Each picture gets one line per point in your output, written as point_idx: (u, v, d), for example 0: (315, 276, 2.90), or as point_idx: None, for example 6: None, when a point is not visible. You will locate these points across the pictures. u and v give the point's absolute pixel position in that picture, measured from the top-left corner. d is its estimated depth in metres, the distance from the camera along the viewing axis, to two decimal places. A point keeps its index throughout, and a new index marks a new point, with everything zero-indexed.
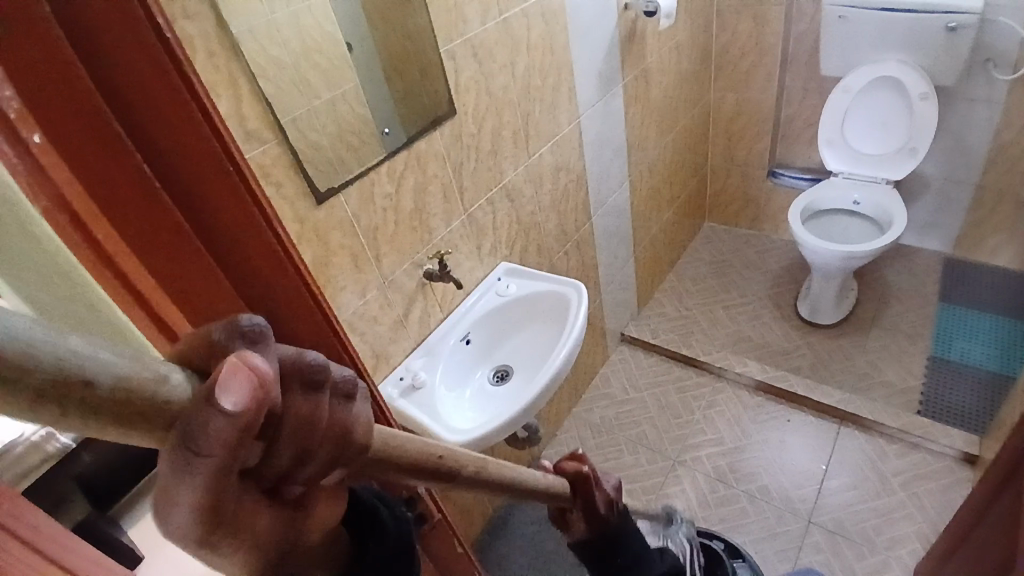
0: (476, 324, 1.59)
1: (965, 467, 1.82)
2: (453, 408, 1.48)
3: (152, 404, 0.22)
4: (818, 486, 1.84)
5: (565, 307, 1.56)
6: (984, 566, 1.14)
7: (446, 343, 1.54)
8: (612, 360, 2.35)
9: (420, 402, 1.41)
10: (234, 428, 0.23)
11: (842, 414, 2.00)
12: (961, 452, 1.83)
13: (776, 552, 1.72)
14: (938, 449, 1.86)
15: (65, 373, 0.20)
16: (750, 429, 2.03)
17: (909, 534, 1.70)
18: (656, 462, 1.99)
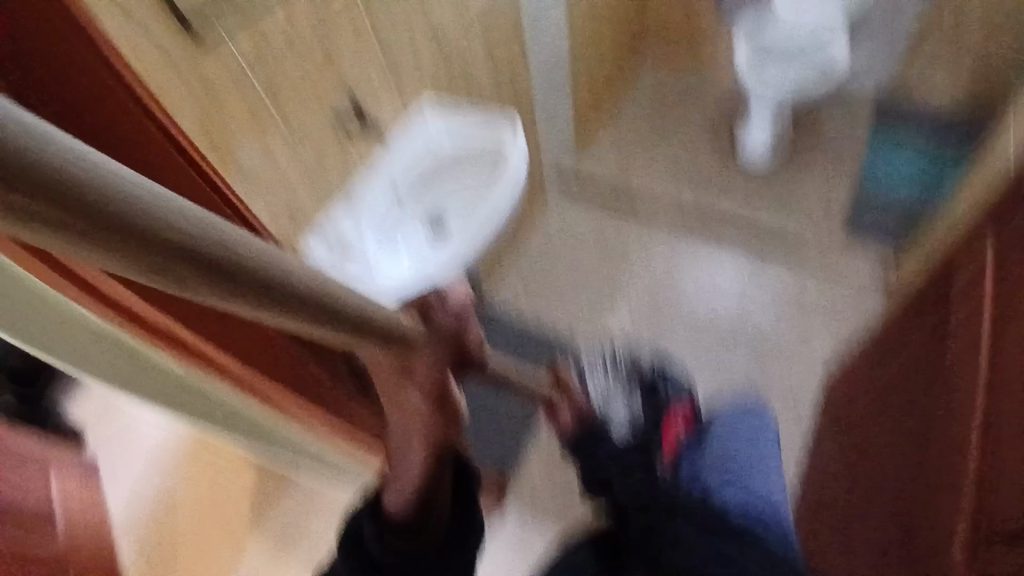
0: (402, 172, 1.45)
1: (880, 286, 1.86)
2: (385, 267, 1.37)
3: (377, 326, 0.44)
4: (745, 314, 1.86)
5: (501, 154, 1.47)
6: (881, 378, 1.24)
7: (372, 193, 1.39)
8: (552, 206, 2.12)
9: (352, 261, 1.31)
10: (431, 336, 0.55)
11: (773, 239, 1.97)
12: (879, 274, 1.87)
13: (701, 366, 1.80)
14: (856, 268, 1.89)
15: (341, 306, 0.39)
16: (685, 260, 1.98)
17: (823, 343, 1.78)
18: (595, 298, 1.93)
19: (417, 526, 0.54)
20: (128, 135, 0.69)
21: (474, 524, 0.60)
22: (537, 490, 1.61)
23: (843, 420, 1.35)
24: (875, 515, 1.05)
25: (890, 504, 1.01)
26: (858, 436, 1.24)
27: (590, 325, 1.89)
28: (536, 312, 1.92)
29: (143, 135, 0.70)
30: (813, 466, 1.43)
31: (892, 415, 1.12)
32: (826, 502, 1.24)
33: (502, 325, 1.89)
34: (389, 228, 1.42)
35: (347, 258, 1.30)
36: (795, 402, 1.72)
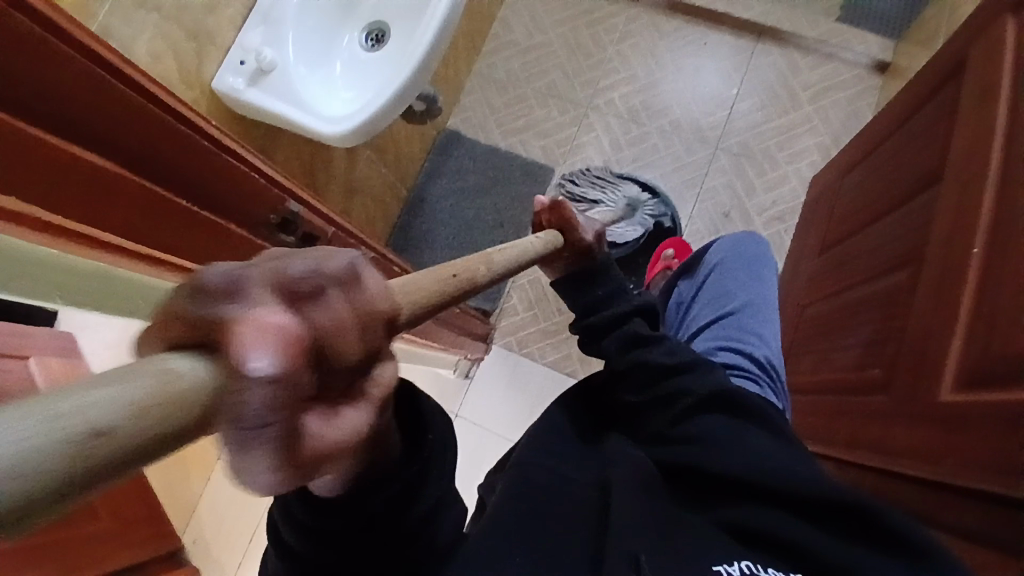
0: None
1: (872, 73, 1.65)
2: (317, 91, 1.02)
3: (184, 430, 0.20)
4: (727, 110, 1.67)
5: None
6: (890, 191, 1.09)
7: None
8: None
9: (269, 91, 0.94)
10: (275, 386, 0.21)
11: (760, 28, 1.69)
12: (873, 60, 1.64)
13: (684, 181, 1.64)
14: (855, 54, 1.65)
15: (139, 452, 0.18)
16: (665, 61, 1.72)
17: (810, 147, 1.63)
18: (568, 113, 1.72)
19: (374, 480, 0.42)
20: (135, 129, 0.50)
21: (441, 444, 0.48)
22: (522, 325, 1.62)
23: (827, 240, 1.30)
24: (849, 334, 1.03)
25: (870, 331, 0.97)
26: (840, 260, 1.20)
27: (565, 147, 1.71)
28: (501, 134, 1.73)
29: (98, 108, 0.47)
30: (789, 286, 1.43)
31: (880, 247, 1.05)
32: (806, 324, 1.24)
33: (474, 150, 1.71)
34: (315, 34, 1.03)
35: (263, 87, 0.94)
36: (774, 202, 1.61)
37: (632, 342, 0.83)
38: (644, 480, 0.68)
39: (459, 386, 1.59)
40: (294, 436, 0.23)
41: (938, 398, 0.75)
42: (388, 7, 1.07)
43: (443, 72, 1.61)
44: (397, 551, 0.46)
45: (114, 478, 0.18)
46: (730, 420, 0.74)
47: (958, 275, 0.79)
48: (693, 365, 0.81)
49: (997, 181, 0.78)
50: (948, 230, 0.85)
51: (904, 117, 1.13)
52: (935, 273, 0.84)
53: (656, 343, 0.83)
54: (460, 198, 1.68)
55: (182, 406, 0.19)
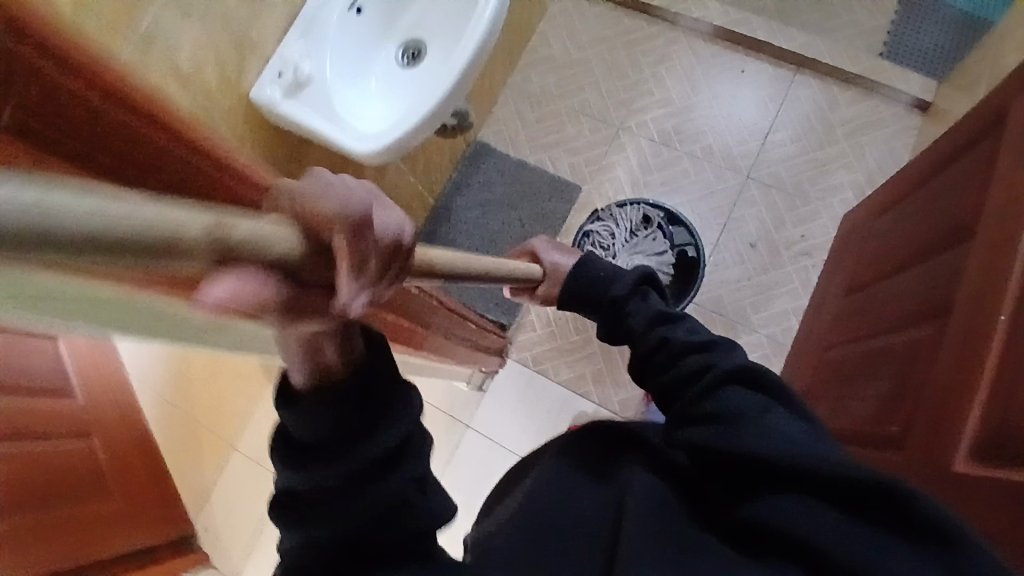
0: None
1: (913, 113, 1.61)
2: (351, 105, 1.03)
3: (209, 240, 0.26)
4: (761, 140, 1.65)
5: None
6: (922, 241, 1.06)
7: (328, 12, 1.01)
8: (551, 14, 1.81)
9: (304, 104, 0.96)
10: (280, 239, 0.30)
11: (801, 60, 1.67)
12: (914, 99, 1.60)
13: (711, 210, 1.63)
14: (896, 92, 1.61)
15: (175, 239, 0.24)
16: (702, 87, 1.70)
17: (843, 184, 1.60)
18: (600, 132, 1.72)
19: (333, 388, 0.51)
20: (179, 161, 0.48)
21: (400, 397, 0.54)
22: (537, 342, 1.63)
23: (854, 282, 1.28)
24: (868, 383, 1.01)
25: (890, 385, 0.94)
26: (865, 305, 1.18)
27: (593, 167, 1.70)
28: (531, 149, 1.73)
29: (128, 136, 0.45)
30: (812, 325, 1.41)
31: (905, 298, 1.03)
32: (826, 367, 1.22)
33: (503, 163, 1.72)
34: (354, 49, 1.04)
35: (298, 98, 0.96)
36: (803, 237, 1.58)
37: (655, 320, 0.88)
38: (658, 497, 0.70)
39: (472, 397, 1.60)
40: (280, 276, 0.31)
41: (949, 467, 0.73)
42: (427, 26, 1.08)
43: (477, 85, 1.62)
44: (356, 477, 0.52)
45: (148, 253, 0.23)
46: (755, 398, 0.72)
47: (982, 342, 0.77)
48: (713, 345, 0.81)
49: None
50: (976, 293, 0.82)
51: (941, 165, 1.10)
52: (959, 334, 0.82)
53: (678, 323, 0.86)
54: (486, 210, 1.69)
55: (205, 226, 0.26)
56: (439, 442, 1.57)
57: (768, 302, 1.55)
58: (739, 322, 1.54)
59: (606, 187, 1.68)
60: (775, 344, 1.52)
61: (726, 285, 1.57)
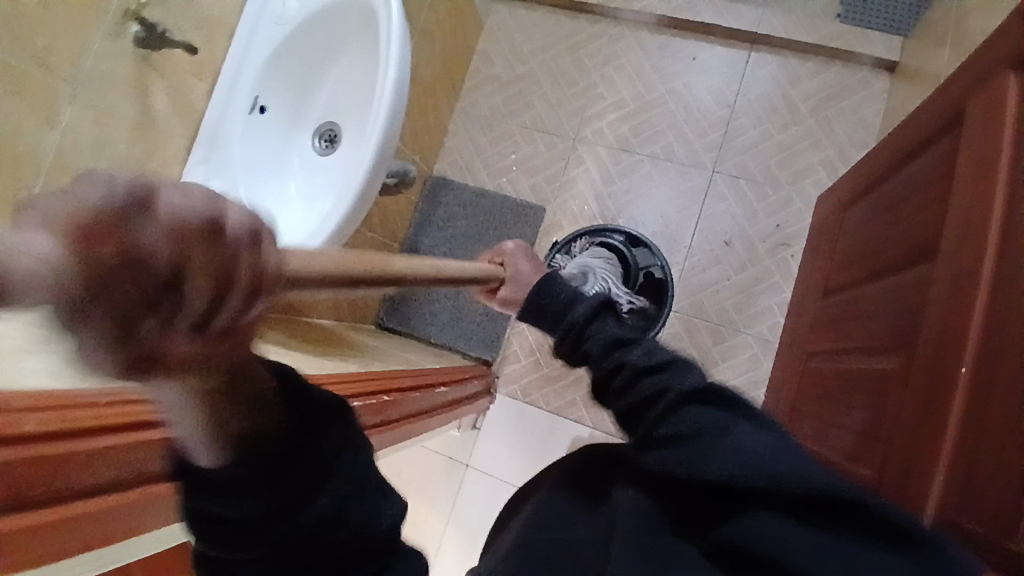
0: (260, 79, 1.01)
1: (877, 77, 1.53)
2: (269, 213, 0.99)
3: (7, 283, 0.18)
4: (723, 130, 1.58)
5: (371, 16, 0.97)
6: (890, 253, 1.01)
7: (229, 124, 0.99)
8: (489, 29, 1.73)
9: None
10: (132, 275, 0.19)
11: (754, 36, 1.57)
12: (879, 62, 1.51)
13: (679, 211, 1.56)
14: (858, 56, 1.52)
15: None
16: (654, 82, 1.62)
17: (815, 163, 1.52)
18: (556, 147, 1.65)
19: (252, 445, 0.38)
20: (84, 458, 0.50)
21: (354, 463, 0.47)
22: (525, 373, 1.61)
23: (830, 283, 1.24)
24: (844, 410, 0.99)
25: (863, 416, 0.92)
26: (839, 313, 1.14)
27: (555, 183, 1.65)
28: (490, 175, 1.68)
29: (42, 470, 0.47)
30: (797, 323, 1.38)
31: (876, 315, 0.99)
32: (808, 379, 1.19)
33: (463, 195, 1.67)
34: (265, 148, 1.02)
35: None
36: (779, 226, 1.52)
37: (610, 346, 0.80)
38: (644, 518, 0.68)
39: (468, 437, 1.60)
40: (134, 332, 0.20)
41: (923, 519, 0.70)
42: (339, 107, 1.04)
43: (421, 125, 1.57)
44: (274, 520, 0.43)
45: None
46: (715, 414, 0.69)
47: (948, 394, 0.73)
48: (670, 365, 0.75)
49: (990, 289, 0.71)
50: (941, 328, 0.78)
51: (905, 162, 1.04)
52: (924, 374, 0.79)
53: (633, 345, 0.79)
54: (452, 248, 1.64)
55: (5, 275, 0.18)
56: (443, 487, 1.58)
57: (752, 300, 1.50)
58: (723, 325, 1.50)
59: (570, 203, 1.63)
60: (764, 343, 1.47)
61: (706, 288, 1.52)
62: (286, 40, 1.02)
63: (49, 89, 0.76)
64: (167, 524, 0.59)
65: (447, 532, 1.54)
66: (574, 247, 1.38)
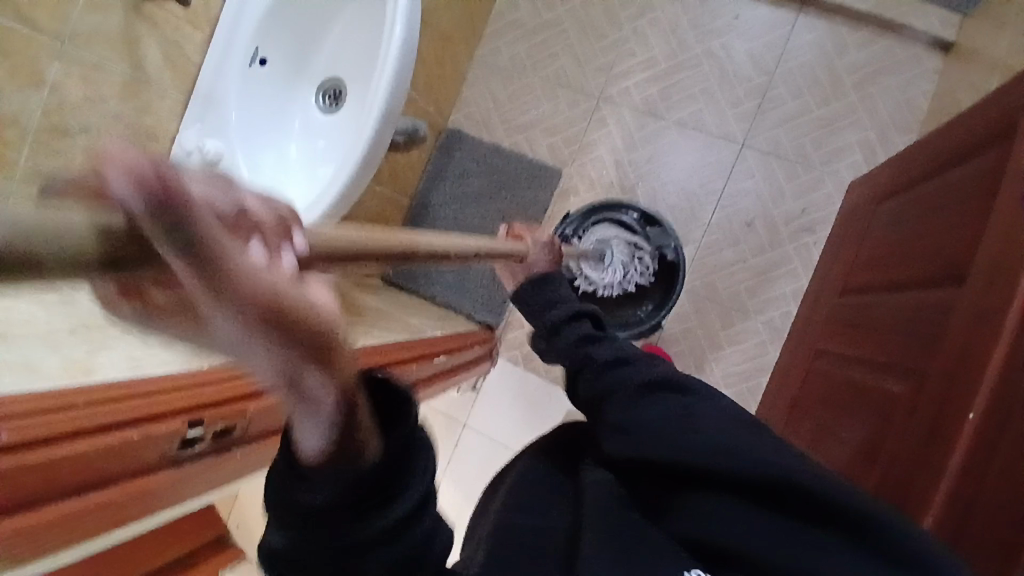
0: (261, 31, 0.96)
1: (933, 54, 1.40)
2: (270, 180, 0.97)
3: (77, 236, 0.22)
4: (757, 100, 1.47)
5: None
6: (922, 263, 0.95)
7: (227, 79, 0.95)
8: None
9: None
10: (202, 203, 0.23)
11: None
12: (936, 37, 1.39)
13: (701, 185, 1.49)
14: (914, 30, 1.40)
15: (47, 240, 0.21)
16: (689, 41, 1.51)
17: (852, 145, 1.43)
18: (578, 106, 1.56)
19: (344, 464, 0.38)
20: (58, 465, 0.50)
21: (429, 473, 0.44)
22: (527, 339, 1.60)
23: (851, 282, 1.19)
24: (851, 418, 0.97)
25: (870, 426, 0.91)
26: (857, 317, 1.10)
27: (574, 146, 1.57)
28: (507, 132, 1.60)
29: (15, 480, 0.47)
30: (810, 314, 1.34)
31: (892, 330, 0.96)
32: (815, 378, 1.17)
33: (477, 151, 1.59)
34: (265, 105, 0.99)
35: None
36: (804, 210, 1.44)
37: (582, 341, 0.81)
38: (611, 501, 0.66)
39: (467, 397, 1.61)
40: (229, 257, 0.23)
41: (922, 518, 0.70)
42: (343, 63, 0.99)
43: (436, 74, 1.48)
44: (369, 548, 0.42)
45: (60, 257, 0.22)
46: (677, 402, 0.68)
47: (948, 432, 0.71)
48: (637, 358, 0.75)
49: (1016, 330, 0.67)
50: (956, 360, 0.76)
51: (949, 166, 0.98)
52: (933, 402, 0.77)
53: (603, 341, 0.80)
54: (463, 205, 1.57)
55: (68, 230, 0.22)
56: (441, 443, 1.60)
57: (766, 286, 1.44)
58: (734, 309, 1.45)
59: (588, 168, 1.55)
60: (773, 331, 1.43)
61: (720, 269, 1.46)
62: None
63: (34, 48, 0.73)
64: (143, 516, 0.60)
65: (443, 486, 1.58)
66: (586, 219, 1.35)
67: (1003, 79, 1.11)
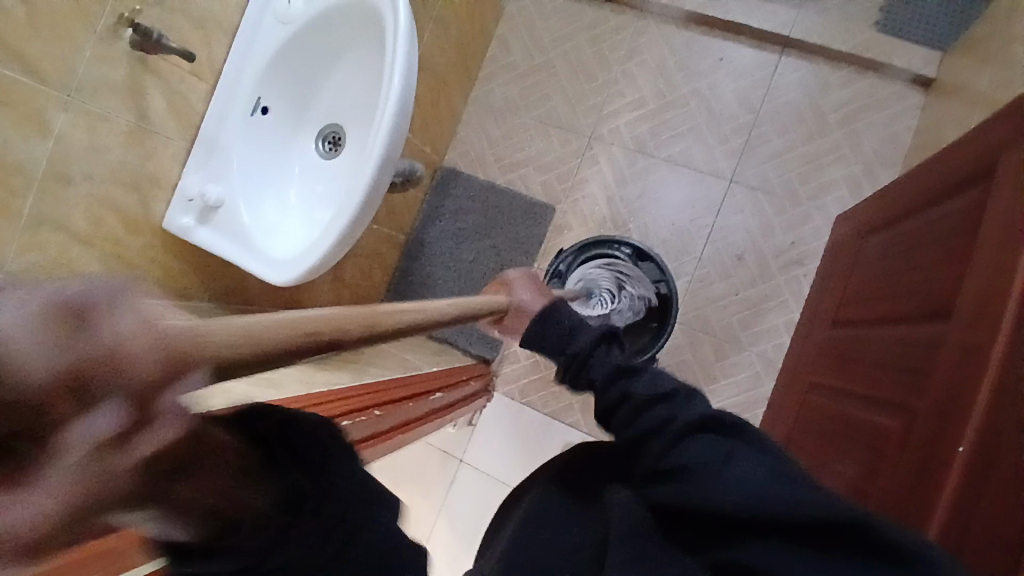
0: (263, 81, 1.00)
1: (912, 92, 1.46)
2: (270, 223, 1.00)
3: None
4: (744, 137, 1.52)
5: (380, 26, 0.94)
6: (911, 296, 0.97)
7: (229, 128, 0.99)
8: (509, 14, 1.66)
9: (218, 229, 0.97)
10: (24, 387, 0.21)
11: (786, 40, 1.50)
12: (915, 76, 1.44)
13: (692, 220, 1.52)
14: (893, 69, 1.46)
15: None
16: (677, 82, 1.56)
17: (837, 179, 1.47)
18: (571, 144, 1.60)
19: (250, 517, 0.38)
20: None
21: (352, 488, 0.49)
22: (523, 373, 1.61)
23: (841, 313, 1.22)
24: (847, 447, 0.98)
25: (865, 455, 0.92)
26: (848, 349, 1.13)
27: (567, 182, 1.60)
28: (501, 170, 1.63)
29: None
30: (803, 345, 1.36)
31: (883, 363, 0.98)
32: (809, 410, 1.19)
33: (472, 189, 1.62)
34: (266, 152, 1.02)
35: (213, 224, 0.97)
36: (794, 243, 1.47)
37: (614, 374, 0.76)
38: (635, 532, 0.59)
39: (463, 432, 1.61)
40: (13, 451, 0.21)
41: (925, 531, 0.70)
42: (342, 110, 1.02)
43: (431, 115, 1.52)
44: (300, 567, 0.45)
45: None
46: (716, 445, 0.61)
47: (940, 460, 0.73)
48: (675, 394, 0.69)
49: (1001, 363, 0.69)
50: (946, 394, 0.77)
51: (932, 204, 1.01)
52: (924, 431, 0.79)
53: (639, 374, 0.74)
54: (459, 241, 1.60)
55: None
56: (437, 480, 1.60)
57: (758, 318, 1.46)
58: (727, 341, 1.47)
59: (581, 205, 1.58)
60: (767, 362, 1.45)
61: (713, 302, 1.49)
62: (291, 36, 0.99)
63: (40, 98, 0.75)
64: None
65: (438, 524, 1.56)
66: (579, 256, 1.39)
67: (983, 115, 1.15)
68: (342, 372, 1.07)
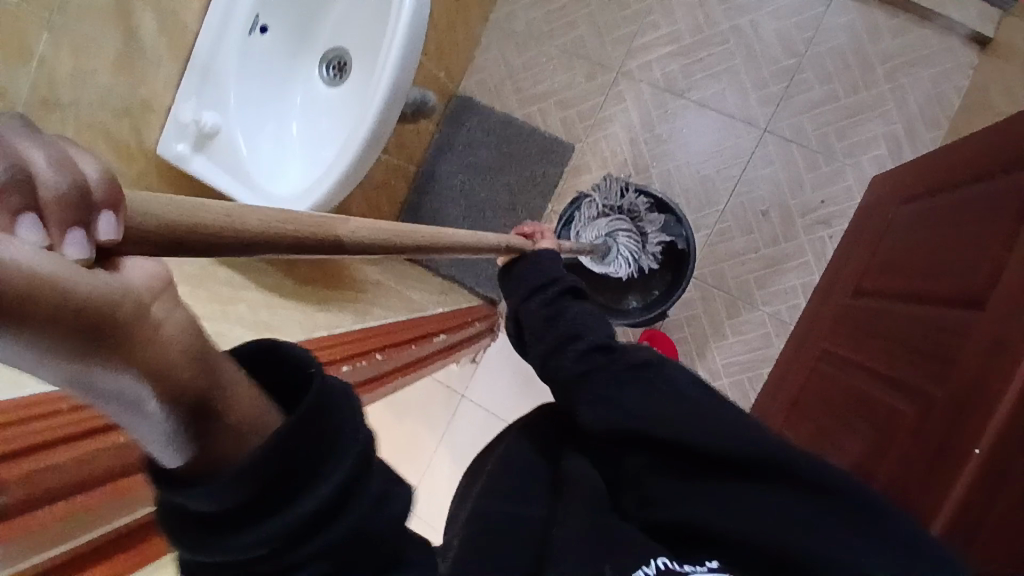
0: None
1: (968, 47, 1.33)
2: (271, 159, 0.94)
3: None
4: (784, 82, 1.40)
5: None
6: (946, 274, 0.91)
7: (227, 49, 0.91)
8: None
9: (214, 160, 0.91)
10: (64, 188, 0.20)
11: None
12: (975, 29, 1.31)
13: (717, 171, 1.44)
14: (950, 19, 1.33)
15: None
16: (717, 16, 1.43)
17: (877, 137, 1.37)
18: (595, 80, 1.49)
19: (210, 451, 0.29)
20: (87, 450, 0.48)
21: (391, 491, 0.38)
22: None
23: (865, 281, 1.17)
24: (854, 423, 0.96)
25: (875, 432, 0.90)
26: (869, 321, 1.08)
27: (588, 121, 1.50)
28: (519, 103, 1.53)
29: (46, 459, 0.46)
30: (821, 307, 1.31)
31: (905, 340, 0.94)
32: (818, 377, 1.16)
33: (488, 120, 1.53)
34: (267, 77, 0.94)
35: (209, 153, 0.91)
36: (822, 203, 1.39)
37: (577, 316, 0.78)
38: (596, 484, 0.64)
39: (466, 370, 1.61)
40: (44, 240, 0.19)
41: (928, 519, 0.70)
42: (349, 33, 0.93)
43: (448, 39, 1.42)
44: (293, 548, 0.33)
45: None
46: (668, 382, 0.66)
47: (956, 447, 0.71)
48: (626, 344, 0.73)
49: None
50: (966, 386, 0.74)
51: (979, 177, 0.93)
52: (942, 417, 0.76)
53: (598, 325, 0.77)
54: (471, 176, 1.53)
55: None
56: (439, 415, 1.61)
57: (776, 278, 1.41)
58: (740, 300, 1.42)
59: (602, 146, 1.49)
60: (779, 324, 1.41)
61: (731, 258, 1.43)
62: None
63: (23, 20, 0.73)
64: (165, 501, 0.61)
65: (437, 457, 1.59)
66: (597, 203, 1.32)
67: None
68: (345, 315, 1.04)
